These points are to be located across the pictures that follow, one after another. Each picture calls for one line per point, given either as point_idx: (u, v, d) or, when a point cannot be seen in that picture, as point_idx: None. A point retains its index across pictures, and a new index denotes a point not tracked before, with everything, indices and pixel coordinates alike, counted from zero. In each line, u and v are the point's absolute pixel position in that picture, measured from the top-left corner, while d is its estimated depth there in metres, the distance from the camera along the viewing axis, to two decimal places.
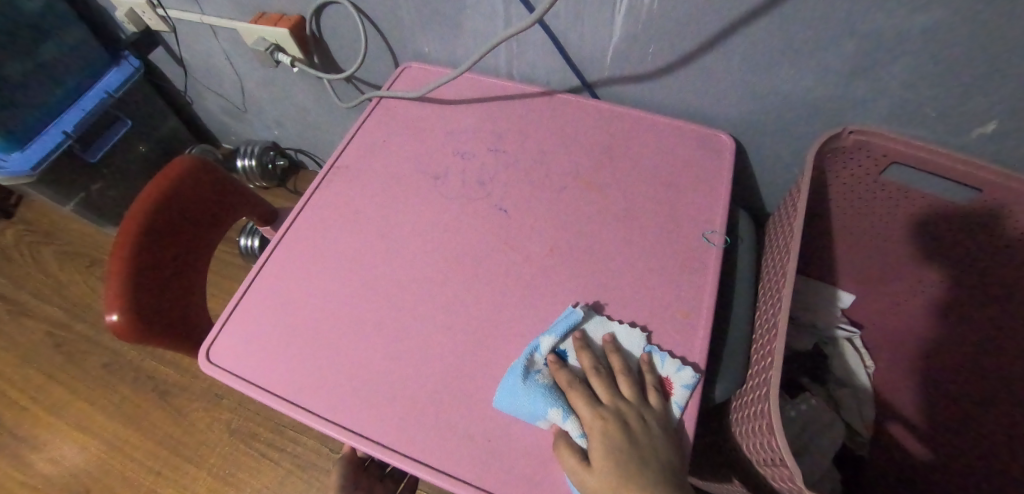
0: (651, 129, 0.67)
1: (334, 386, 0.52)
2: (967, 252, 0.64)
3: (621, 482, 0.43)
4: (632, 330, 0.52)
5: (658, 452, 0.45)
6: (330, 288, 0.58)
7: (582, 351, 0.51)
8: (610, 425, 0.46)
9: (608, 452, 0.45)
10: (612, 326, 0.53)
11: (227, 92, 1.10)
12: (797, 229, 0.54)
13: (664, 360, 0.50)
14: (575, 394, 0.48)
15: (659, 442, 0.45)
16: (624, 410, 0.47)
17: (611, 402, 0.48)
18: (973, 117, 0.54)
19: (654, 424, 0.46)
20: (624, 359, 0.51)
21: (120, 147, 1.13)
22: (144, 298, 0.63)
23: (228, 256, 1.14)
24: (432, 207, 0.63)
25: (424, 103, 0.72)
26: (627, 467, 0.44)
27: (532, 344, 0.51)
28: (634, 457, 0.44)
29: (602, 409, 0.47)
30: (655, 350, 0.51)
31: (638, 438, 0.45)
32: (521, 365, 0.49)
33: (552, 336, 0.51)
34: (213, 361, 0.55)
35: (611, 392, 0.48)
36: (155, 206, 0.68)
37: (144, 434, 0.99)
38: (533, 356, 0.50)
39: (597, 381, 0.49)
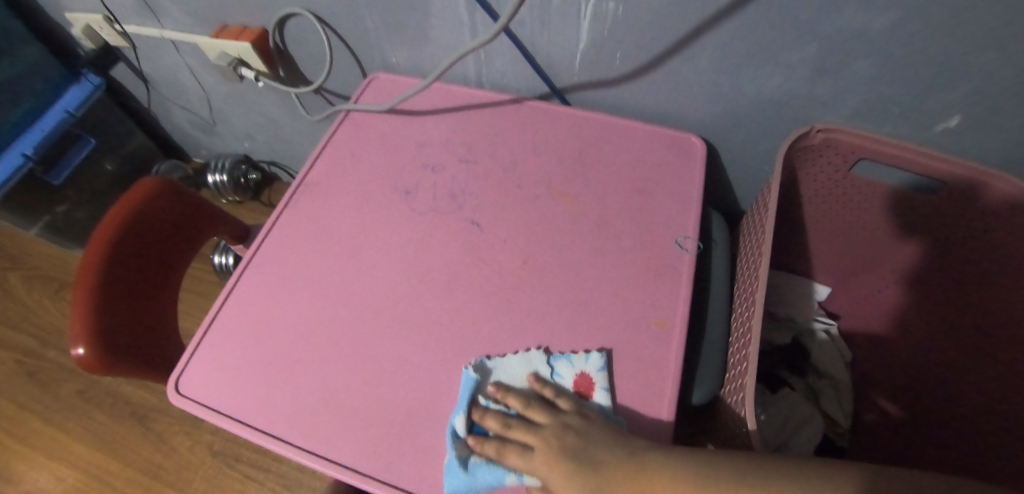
0: (622, 134, 0.67)
1: (309, 413, 0.51)
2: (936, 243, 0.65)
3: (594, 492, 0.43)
4: (526, 356, 0.52)
5: (599, 448, 0.44)
6: (301, 311, 0.57)
7: (485, 416, 0.49)
8: (550, 459, 0.45)
9: (563, 482, 0.44)
10: (496, 365, 0.52)
11: (194, 106, 1.07)
12: (767, 230, 0.54)
13: (571, 360, 0.51)
14: (510, 457, 0.47)
15: (595, 441, 0.45)
16: (552, 438, 0.46)
17: (538, 438, 0.47)
18: (935, 113, 0.55)
19: (583, 427, 0.46)
20: (521, 394, 0.50)
21: (85, 166, 1.10)
22: (112, 330, 0.62)
23: (202, 273, 1.12)
24: (404, 223, 0.62)
25: (392, 115, 0.71)
26: (584, 479, 0.43)
27: (450, 428, 0.49)
28: (588, 468, 0.44)
29: (538, 450, 0.46)
30: (555, 356, 0.52)
31: (578, 451, 0.44)
32: (454, 461, 0.47)
33: (461, 413, 0.49)
34: (183, 394, 0.54)
35: (532, 430, 0.47)
36: (120, 232, 0.66)
37: (124, 461, 0.97)
38: (452, 442, 0.48)
39: (517, 430, 0.48)
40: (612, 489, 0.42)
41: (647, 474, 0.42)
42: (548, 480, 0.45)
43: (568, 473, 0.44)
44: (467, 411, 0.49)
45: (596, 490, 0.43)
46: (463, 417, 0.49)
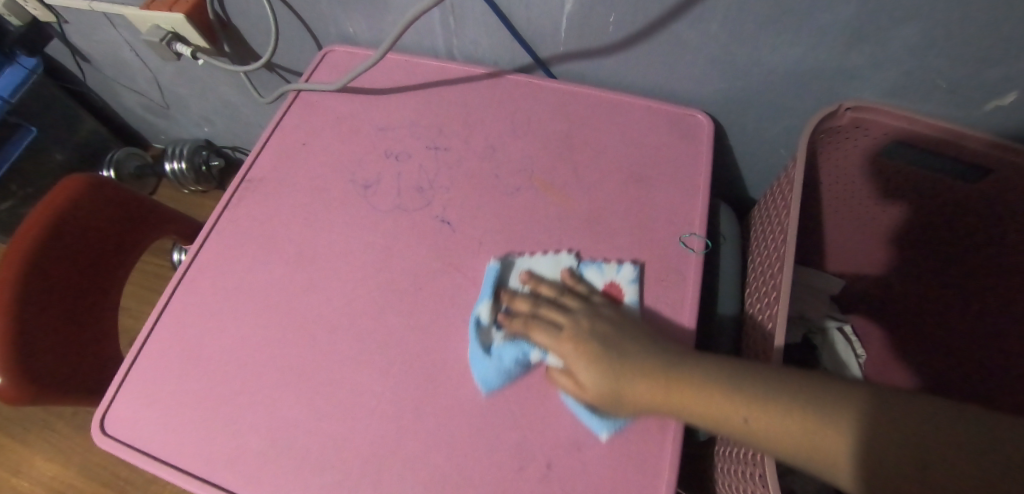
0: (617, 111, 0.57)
1: (252, 456, 0.44)
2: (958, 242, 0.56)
3: (619, 373, 0.40)
4: (558, 256, 0.49)
5: (633, 338, 0.41)
6: (244, 333, 0.49)
7: (515, 299, 0.47)
8: (577, 340, 0.42)
9: (586, 364, 0.41)
10: (527, 263, 0.50)
11: (144, 87, 0.97)
12: (789, 228, 0.46)
13: (601, 268, 0.48)
14: (536, 335, 0.44)
15: (628, 333, 0.42)
16: (584, 321, 0.43)
17: (569, 319, 0.44)
18: (989, 88, 0.46)
19: (616, 319, 0.43)
20: (555, 283, 0.47)
21: (28, 157, 1.00)
22: (34, 353, 0.54)
23: (164, 270, 1.03)
24: (361, 224, 0.53)
25: (350, 94, 0.61)
26: (609, 365, 0.40)
27: (473, 320, 0.47)
28: (615, 351, 0.41)
29: (565, 330, 0.43)
30: (583, 263, 0.49)
31: (608, 335, 0.42)
32: (478, 348, 0.45)
33: (487, 303, 0.47)
34: (109, 433, 0.46)
35: (562, 312, 0.45)
36: (40, 242, 0.56)
37: (89, 475, 0.90)
38: (476, 332, 0.46)
39: (549, 311, 0.45)
40: (636, 380, 0.39)
41: (675, 368, 0.38)
42: (571, 362, 0.42)
43: (593, 356, 0.41)
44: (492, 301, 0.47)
45: (620, 375, 0.39)
46: (488, 307, 0.47)
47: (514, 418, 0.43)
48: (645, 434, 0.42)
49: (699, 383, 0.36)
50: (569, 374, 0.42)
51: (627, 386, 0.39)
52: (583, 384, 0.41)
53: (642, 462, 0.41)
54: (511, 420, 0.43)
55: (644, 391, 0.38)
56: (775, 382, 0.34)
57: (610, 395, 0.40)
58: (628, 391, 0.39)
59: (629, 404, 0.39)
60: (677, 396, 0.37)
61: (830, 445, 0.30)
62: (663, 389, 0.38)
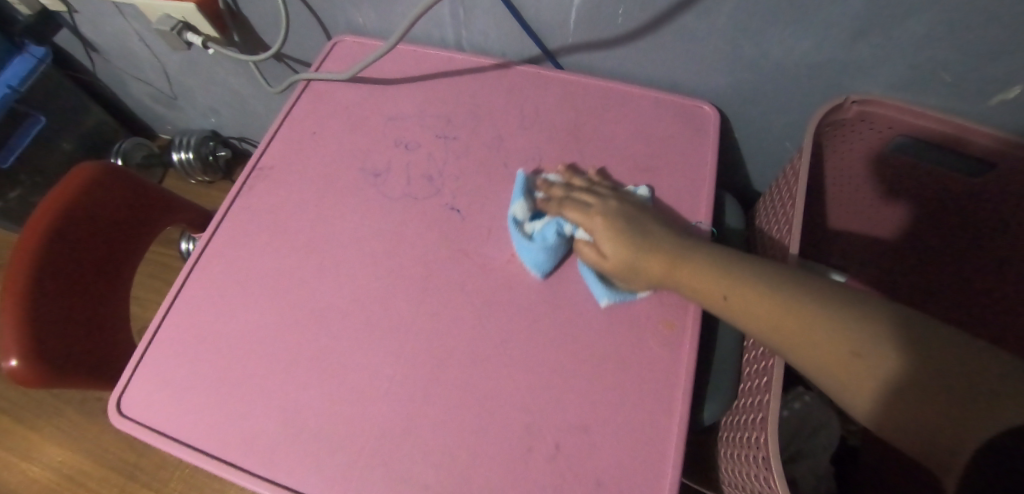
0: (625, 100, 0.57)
1: (265, 437, 0.45)
2: (959, 240, 0.56)
3: (642, 244, 0.44)
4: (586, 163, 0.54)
5: (656, 222, 0.46)
6: (256, 318, 0.50)
7: (550, 188, 0.51)
8: (603, 217, 0.46)
9: (610, 235, 0.45)
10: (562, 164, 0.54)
11: (152, 78, 0.97)
12: (795, 217, 0.46)
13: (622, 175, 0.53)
14: (568, 209, 0.48)
15: (650, 219, 0.46)
16: (612, 202, 0.48)
17: (598, 200, 0.48)
18: (994, 82, 0.46)
19: (638, 208, 0.48)
20: (586, 178, 0.52)
21: (37, 146, 1.01)
22: (50, 336, 0.54)
23: (172, 260, 1.04)
24: (371, 212, 0.54)
25: (359, 84, 0.62)
26: (632, 239, 0.45)
27: (512, 215, 0.50)
28: (639, 228, 0.45)
29: (594, 207, 0.47)
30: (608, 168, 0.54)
31: (633, 215, 0.46)
32: (520, 235, 0.49)
33: (523, 200, 0.51)
34: (126, 413, 0.47)
35: (593, 196, 0.49)
36: (53, 228, 0.57)
37: (98, 460, 0.92)
38: (517, 223, 0.50)
39: (582, 194, 0.49)
40: (655, 256, 0.44)
41: (687, 248, 0.43)
42: (596, 236, 0.46)
43: (617, 229, 0.45)
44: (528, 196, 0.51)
45: (641, 248, 0.44)
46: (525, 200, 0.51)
47: (522, 402, 0.44)
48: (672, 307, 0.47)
49: (716, 269, 0.41)
50: (593, 245, 0.47)
51: (646, 258, 0.44)
52: (608, 254, 0.45)
53: (647, 444, 0.42)
54: (520, 404, 0.44)
55: (660, 263, 0.43)
56: (793, 282, 0.37)
57: (629, 264, 0.44)
58: (648, 259, 0.44)
59: (645, 274, 0.44)
60: (691, 279, 0.42)
61: (840, 355, 0.33)
62: (679, 267, 0.42)
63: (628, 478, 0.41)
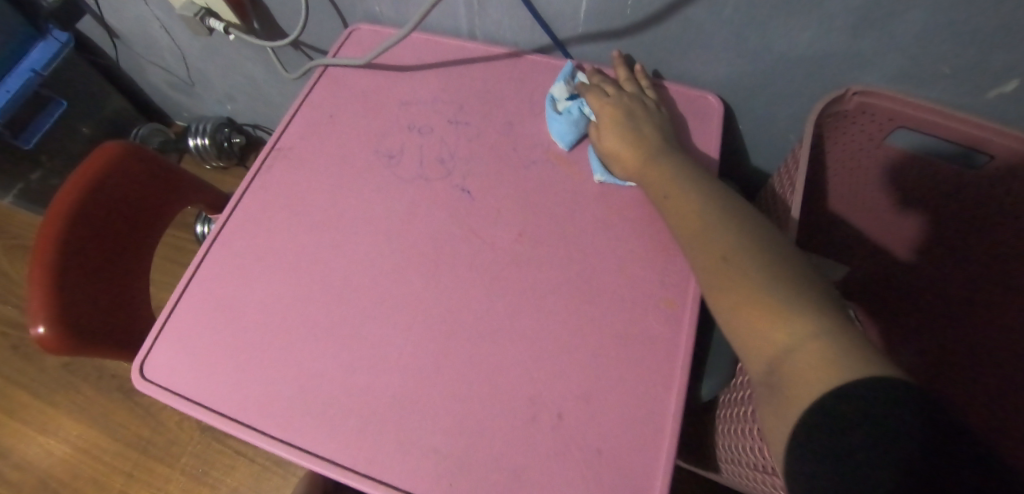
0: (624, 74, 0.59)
1: (282, 402, 0.47)
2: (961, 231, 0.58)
3: (628, 136, 0.51)
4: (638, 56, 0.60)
5: (653, 124, 0.52)
6: (273, 291, 0.52)
7: (593, 76, 0.58)
8: (609, 108, 0.53)
9: (611, 120, 0.52)
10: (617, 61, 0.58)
11: (171, 65, 1.00)
12: (794, 204, 0.48)
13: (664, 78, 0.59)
14: (590, 93, 0.55)
15: (651, 124, 0.52)
16: (626, 97, 0.54)
17: (616, 94, 0.54)
18: (992, 76, 0.48)
19: (645, 114, 0.53)
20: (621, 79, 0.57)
21: (58, 130, 1.04)
22: (75, 305, 0.57)
23: (186, 243, 1.07)
24: (385, 192, 0.56)
25: (375, 70, 0.64)
26: (626, 131, 0.51)
27: (551, 93, 0.58)
28: (634, 125, 0.52)
29: (608, 96, 0.54)
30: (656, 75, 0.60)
31: (637, 113, 0.53)
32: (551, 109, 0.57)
33: (566, 80, 0.58)
34: (148, 378, 0.50)
35: (615, 90, 0.55)
36: (80, 202, 0.59)
37: (113, 435, 0.94)
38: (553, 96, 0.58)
39: (608, 87, 0.56)
40: (637, 152, 0.50)
41: (667, 151, 0.49)
42: (600, 119, 0.54)
43: (616, 121, 0.52)
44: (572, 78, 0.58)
45: (629, 139, 0.51)
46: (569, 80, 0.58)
47: (528, 374, 0.46)
48: None
49: (687, 177, 0.46)
50: (595, 127, 0.54)
51: (625, 149, 0.51)
52: (604, 137, 0.52)
53: (646, 414, 0.44)
54: (526, 375, 0.46)
55: (636, 154, 0.50)
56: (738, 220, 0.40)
57: (613, 149, 0.52)
58: (630, 148, 0.50)
59: (623, 161, 0.51)
60: (658, 178, 0.47)
61: (715, 266, 0.38)
62: (652, 162, 0.49)
63: (628, 447, 0.43)
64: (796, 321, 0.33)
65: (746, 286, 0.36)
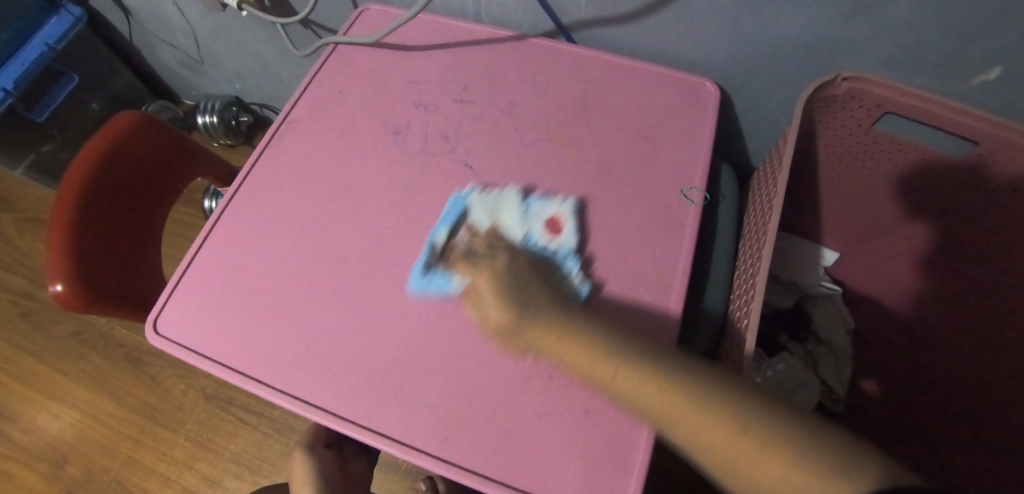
0: (499, 202, 0.54)
1: (289, 358, 0.50)
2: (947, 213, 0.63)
3: (513, 317, 0.47)
4: (508, 190, 0.55)
5: (540, 292, 0.48)
6: (283, 255, 0.54)
7: (455, 243, 0.53)
8: (495, 285, 0.49)
9: (494, 300, 0.48)
10: (478, 200, 0.54)
11: (181, 42, 1.02)
12: (781, 183, 0.51)
13: (547, 203, 0.54)
14: (463, 269, 0.51)
15: (542, 288, 0.49)
16: (502, 268, 0.50)
17: (492, 266, 0.50)
18: (975, 64, 0.50)
19: (532, 274, 0.49)
20: (490, 232, 0.53)
21: (69, 105, 1.06)
22: (91, 266, 0.59)
23: (192, 218, 1.09)
24: (392, 165, 0.58)
25: (383, 49, 0.66)
26: (512, 312, 0.47)
27: (432, 236, 0.53)
28: (519, 300, 0.48)
29: (485, 272, 0.50)
30: (532, 196, 0.55)
31: (518, 283, 0.49)
32: (422, 264, 0.52)
33: (445, 225, 0.53)
34: (161, 333, 0.52)
35: (488, 258, 0.51)
36: (98, 168, 0.62)
37: (120, 402, 0.97)
38: (429, 250, 0.53)
39: (480, 257, 0.51)
40: (540, 331, 0.46)
41: (565, 327, 0.46)
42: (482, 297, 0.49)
43: (504, 300, 0.48)
44: (450, 228, 0.53)
45: (520, 321, 0.47)
46: (446, 230, 0.53)
47: (523, 337, 0.48)
48: (675, 211, 0.54)
49: (597, 353, 0.44)
50: (482, 313, 0.49)
51: (519, 331, 0.47)
52: (489, 320, 0.49)
53: None
54: (520, 339, 0.48)
55: (533, 335, 0.47)
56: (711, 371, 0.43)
57: (503, 335, 0.48)
58: (523, 333, 0.47)
59: (517, 344, 0.47)
60: (577, 357, 0.45)
61: (715, 429, 0.39)
62: (551, 339, 0.46)
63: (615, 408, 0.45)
64: (823, 473, 0.36)
65: (755, 444, 0.38)
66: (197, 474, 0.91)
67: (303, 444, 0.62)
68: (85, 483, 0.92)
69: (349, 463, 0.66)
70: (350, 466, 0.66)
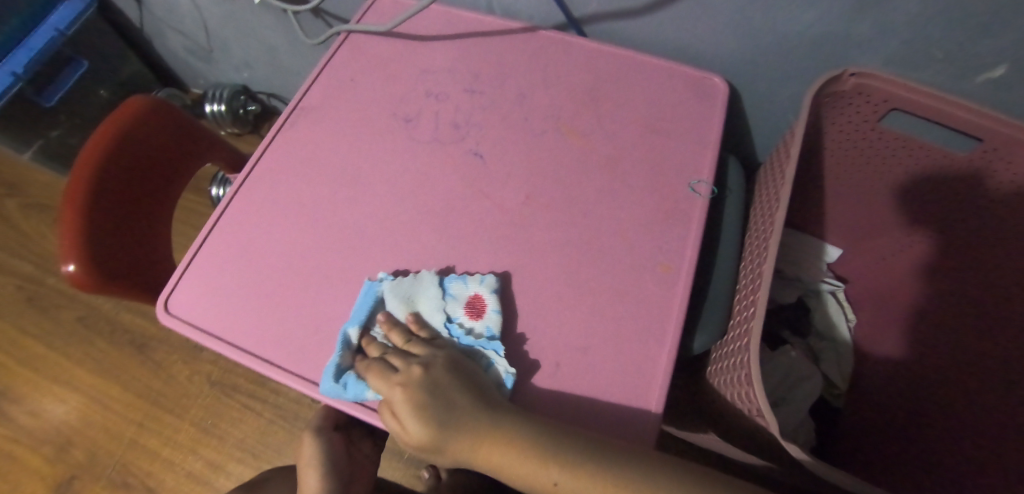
0: (414, 289, 0.50)
1: (300, 339, 0.50)
2: (949, 208, 0.65)
3: (437, 429, 0.44)
4: (423, 274, 0.51)
5: (461, 395, 0.44)
6: (294, 238, 0.55)
7: (371, 343, 0.49)
8: (412, 389, 0.44)
9: (412, 414, 0.44)
10: (393, 288, 0.50)
11: (191, 30, 1.02)
12: (787, 176, 0.51)
13: (466, 282, 0.50)
14: (375, 375, 0.46)
15: (464, 383, 0.45)
16: (418, 371, 0.45)
17: (406, 367, 0.46)
18: (981, 61, 0.51)
19: (451, 369, 0.45)
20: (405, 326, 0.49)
21: (77, 91, 1.06)
22: (103, 248, 0.60)
23: (199, 205, 1.09)
24: (403, 152, 0.59)
25: (395, 39, 0.66)
26: (436, 423, 0.44)
27: (342, 333, 0.48)
28: (443, 408, 0.44)
29: (399, 377, 0.45)
30: (450, 276, 0.51)
31: (439, 387, 0.44)
32: (333, 368, 0.47)
33: (356, 321, 0.49)
34: (173, 313, 0.53)
35: (402, 360, 0.47)
36: (110, 151, 0.62)
37: (125, 387, 0.98)
38: (341, 349, 0.48)
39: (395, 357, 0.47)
40: (464, 435, 0.43)
41: (494, 434, 0.42)
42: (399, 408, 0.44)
43: (424, 405, 0.44)
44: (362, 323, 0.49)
45: (446, 434, 0.43)
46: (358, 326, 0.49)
47: (532, 323, 0.49)
48: (683, 203, 0.54)
49: (529, 461, 0.41)
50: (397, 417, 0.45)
51: (445, 442, 0.43)
52: (410, 435, 0.44)
53: (641, 364, 0.47)
54: (529, 324, 0.49)
55: (462, 446, 0.43)
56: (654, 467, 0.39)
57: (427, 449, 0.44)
58: (451, 446, 0.43)
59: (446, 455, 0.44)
60: (507, 456, 0.42)
61: None
62: (481, 450, 0.43)
63: (622, 393, 0.46)
64: None
65: None
66: (201, 459, 0.92)
67: (312, 426, 0.62)
68: (90, 466, 0.93)
69: (358, 445, 0.66)
70: (358, 448, 0.66)
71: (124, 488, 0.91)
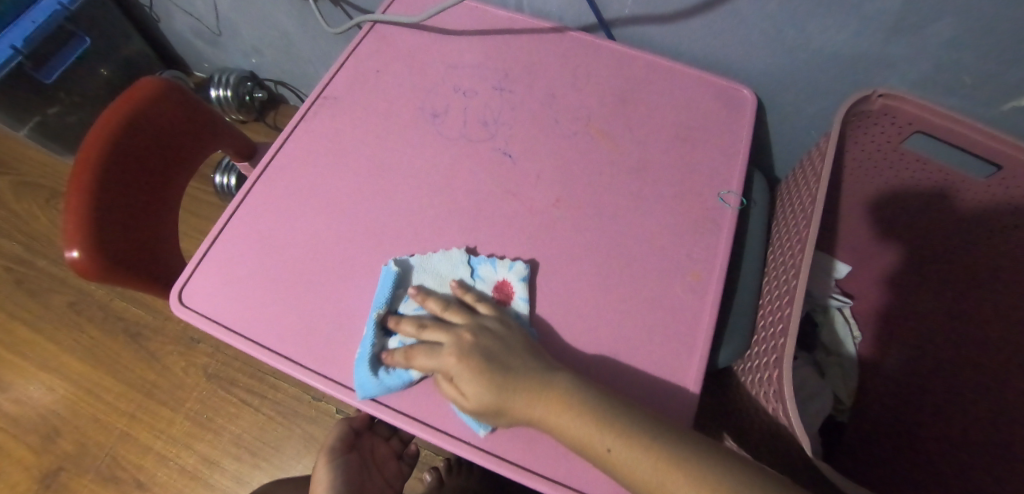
0: (443, 266, 0.51)
1: (320, 334, 0.49)
2: (963, 237, 0.64)
3: (494, 386, 0.43)
4: (451, 251, 0.51)
5: (514, 354, 0.44)
6: (315, 229, 0.53)
7: (427, 297, 0.48)
8: (462, 354, 0.45)
9: (471, 376, 0.44)
10: (420, 264, 0.51)
11: (199, 11, 0.99)
12: (819, 192, 0.51)
13: (495, 265, 0.50)
14: (417, 354, 0.46)
15: (510, 342, 0.45)
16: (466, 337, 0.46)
17: (450, 336, 0.46)
18: (1009, 89, 0.51)
19: (502, 331, 0.46)
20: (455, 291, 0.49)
21: (77, 68, 1.03)
22: (109, 234, 0.57)
23: (201, 193, 1.07)
24: (429, 147, 0.57)
25: (421, 31, 0.65)
26: (493, 381, 0.44)
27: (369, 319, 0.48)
28: (498, 367, 0.44)
29: (449, 348, 0.45)
30: (478, 258, 0.51)
31: (491, 349, 0.45)
32: (367, 359, 0.46)
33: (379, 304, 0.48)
34: (186, 303, 0.51)
35: (446, 328, 0.47)
36: (119, 132, 0.60)
37: (117, 377, 0.95)
38: (372, 333, 0.47)
39: (450, 314, 0.48)
40: (517, 390, 0.43)
41: (552, 388, 0.42)
42: (455, 375, 0.44)
43: (475, 366, 0.44)
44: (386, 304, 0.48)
45: (505, 390, 0.43)
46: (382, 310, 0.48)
47: (561, 330, 0.48)
48: (712, 214, 0.54)
49: (586, 427, 0.41)
50: (451, 386, 0.44)
51: (504, 399, 0.43)
52: (467, 395, 0.43)
53: (668, 376, 0.46)
54: (558, 331, 0.48)
55: (525, 401, 0.43)
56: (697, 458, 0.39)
57: (487, 408, 0.43)
58: (511, 402, 0.43)
59: (508, 414, 0.43)
60: (559, 413, 0.41)
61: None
62: (546, 403, 0.42)
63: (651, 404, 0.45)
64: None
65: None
66: (195, 454, 0.89)
67: (327, 447, 0.60)
68: (77, 457, 0.90)
69: (381, 463, 0.67)
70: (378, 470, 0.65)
71: (112, 482, 0.88)
